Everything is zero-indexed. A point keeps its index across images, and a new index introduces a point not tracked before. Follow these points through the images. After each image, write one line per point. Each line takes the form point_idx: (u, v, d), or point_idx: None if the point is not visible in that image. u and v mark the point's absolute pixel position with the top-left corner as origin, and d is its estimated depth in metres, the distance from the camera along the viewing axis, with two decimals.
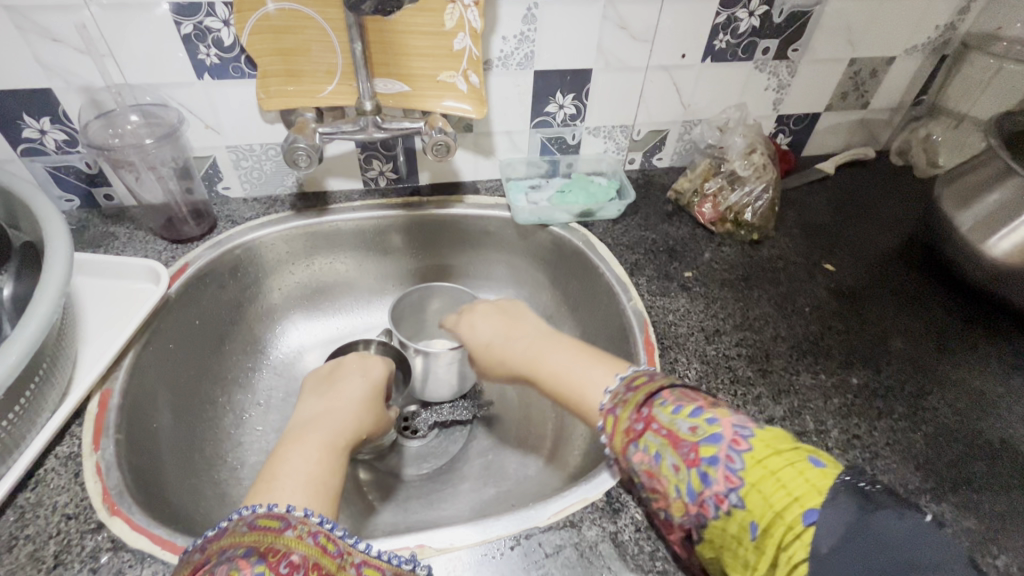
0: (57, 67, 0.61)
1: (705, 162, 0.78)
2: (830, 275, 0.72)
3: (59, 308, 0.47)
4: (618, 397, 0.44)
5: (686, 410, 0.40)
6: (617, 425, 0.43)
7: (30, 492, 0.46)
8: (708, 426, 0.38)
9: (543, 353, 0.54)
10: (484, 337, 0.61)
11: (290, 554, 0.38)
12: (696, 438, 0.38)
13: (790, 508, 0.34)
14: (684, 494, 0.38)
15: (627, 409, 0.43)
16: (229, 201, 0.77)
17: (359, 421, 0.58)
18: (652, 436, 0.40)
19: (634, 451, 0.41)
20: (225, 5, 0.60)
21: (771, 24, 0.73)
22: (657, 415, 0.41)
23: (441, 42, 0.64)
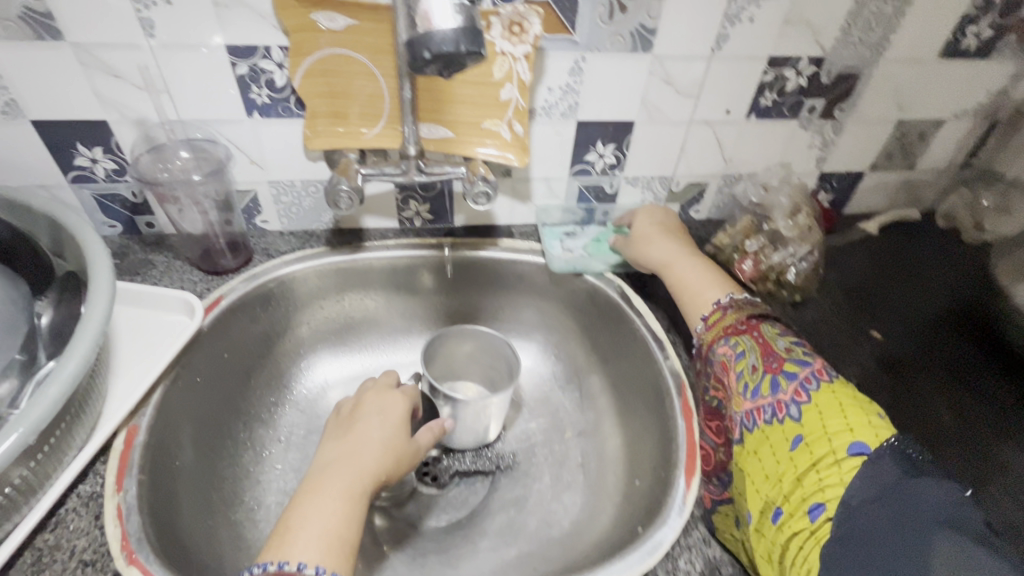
0: (114, 101, 0.62)
1: (746, 219, 0.76)
2: (875, 342, 0.70)
3: (97, 347, 0.47)
4: (734, 303, 0.62)
5: (785, 339, 0.56)
6: (720, 322, 0.61)
7: (49, 534, 0.45)
8: (798, 356, 0.54)
9: (676, 261, 0.69)
10: (645, 236, 0.72)
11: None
12: (785, 356, 0.53)
13: (841, 437, 0.46)
14: (751, 384, 0.53)
15: (737, 315, 0.60)
16: (265, 234, 0.77)
17: (379, 464, 0.56)
18: (748, 340, 0.57)
19: (725, 343, 0.58)
20: (281, 49, 0.61)
21: (819, 84, 0.72)
22: (760, 329, 0.58)
23: (488, 92, 0.64)
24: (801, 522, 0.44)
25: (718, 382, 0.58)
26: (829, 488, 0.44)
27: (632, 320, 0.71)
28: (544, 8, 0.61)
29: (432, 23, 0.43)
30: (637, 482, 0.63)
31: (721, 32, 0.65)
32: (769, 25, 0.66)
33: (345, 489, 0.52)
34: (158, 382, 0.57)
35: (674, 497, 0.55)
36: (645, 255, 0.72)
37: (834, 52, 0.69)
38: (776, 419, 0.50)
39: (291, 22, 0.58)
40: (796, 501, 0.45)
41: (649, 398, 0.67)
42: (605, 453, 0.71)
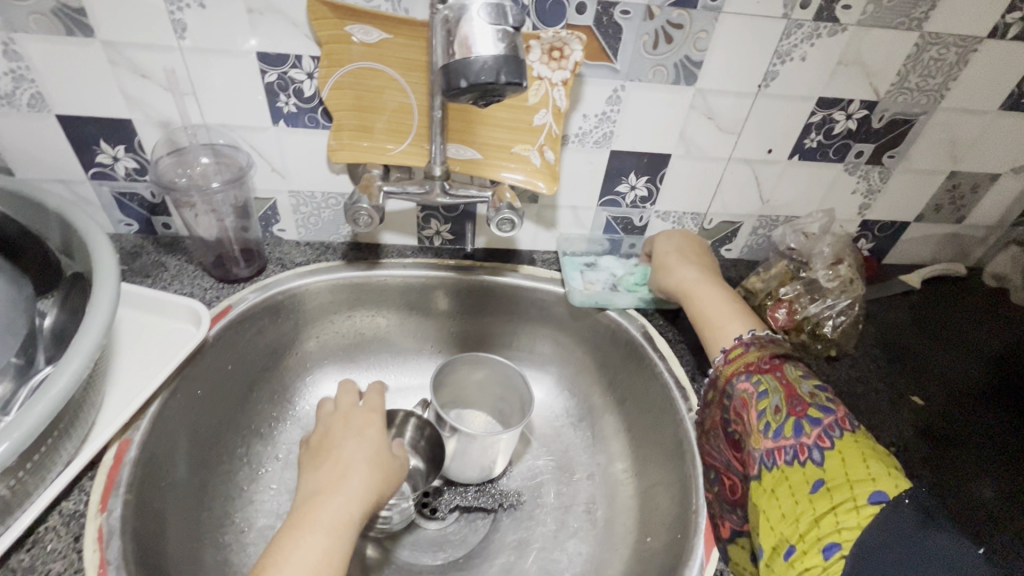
0: (140, 101, 0.61)
1: (782, 264, 0.72)
2: (915, 408, 0.65)
3: (92, 361, 0.45)
4: (758, 339, 0.56)
5: (812, 382, 0.51)
6: (741, 355, 0.55)
7: (25, 553, 0.43)
8: (823, 399, 0.49)
9: (696, 289, 0.64)
10: (669, 263, 0.68)
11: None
12: (810, 401, 0.48)
13: (863, 487, 0.42)
14: (772, 428, 0.48)
15: (759, 350, 0.55)
16: (282, 243, 0.75)
17: (372, 491, 0.52)
18: (772, 379, 0.52)
19: (745, 379, 0.53)
20: (313, 59, 0.59)
21: (869, 128, 0.68)
22: (784, 368, 0.52)
23: (522, 116, 0.62)
24: (813, 560, 0.41)
25: (736, 415, 0.53)
26: (845, 531, 0.40)
27: (654, 363, 0.67)
28: (587, 34, 0.58)
29: (472, 52, 0.40)
30: (649, 539, 0.59)
31: (770, 68, 0.62)
32: (821, 65, 0.62)
33: (342, 524, 0.49)
34: (156, 394, 0.55)
35: (691, 567, 0.51)
36: (667, 280, 0.67)
37: (888, 97, 0.66)
38: (796, 461, 0.46)
39: (324, 32, 0.57)
40: (810, 540, 0.41)
41: (666, 449, 0.62)
42: (616, 501, 0.67)
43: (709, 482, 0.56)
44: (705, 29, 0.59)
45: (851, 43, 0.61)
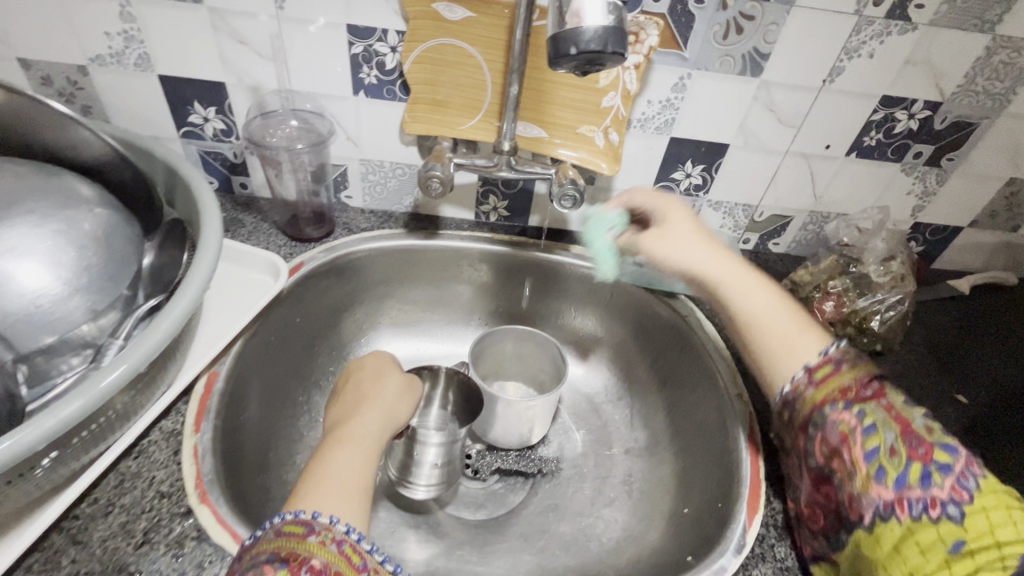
0: (235, 66, 0.66)
1: (832, 258, 0.74)
2: (960, 407, 0.66)
3: (203, 291, 0.51)
4: (846, 356, 0.51)
5: (920, 411, 0.46)
6: (831, 378, 0.50)
7: (132, 461, 0.48)
8: (943, 436, 0.43)
9: (751, 289, 0.58)
10: (659, 235, 0.63)
11: (312, 560, 0.39)
12: (932, 439, 0.43)
13: (1011, 547, 0.37)
14: (890, 479, 0.43)
15: (853, 371, 0.49)
16: (348, 209, 0.80)
17: (389, 416, 0.56)
18: (879, 411, 0.46)
19: (842, 410, 0.48)
20: (398, 34, 0.63)
21: (931, 129, 0.69)
22: (888, 396, 0.47)
23: (590, 98, 0.65)
24: None
25: (830, 450, 0.47)
26: None
27: (699, 344, 0.69)
28: (662, 20, 0.60)
29: (582, 21, 0.43)
30: (687, 510, 0.61)
31: (837, 64, 0.64)
32: (888, 63, 0.63)
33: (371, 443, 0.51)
34: (238, 335, 0.59)
35: (733, 529, 0.53)
36: (680, 263, 0.62)
37: (953, 99, 0.66)
38: (926, 516, 0.40)
39: (413, 8, 0.60)
40: None
41: (708, 427, 0.64)
42: (654, 475, 0.69)
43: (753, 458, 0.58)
44: (777, 22, 0.61)
45: (921, 41, 0.62)
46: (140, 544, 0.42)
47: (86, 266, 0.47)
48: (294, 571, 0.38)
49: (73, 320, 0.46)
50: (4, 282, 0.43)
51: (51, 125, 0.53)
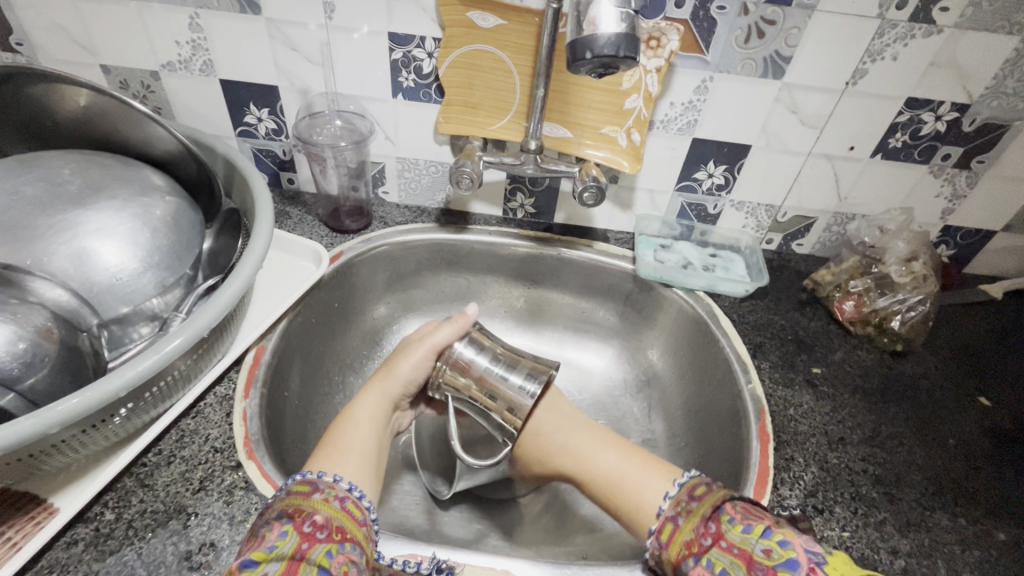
0: (287, 70, 0.72)
1: (854, 259, 0.75)
2: (984, 410, 0.65)
3: (258, 269, 0.56)
4: (680, 506, 0.47)
5: (757, 531, 0.42)
6: (676, 535, 0.46)
7: (191, 420, 0.54)
8: (784, 551, 0.39)
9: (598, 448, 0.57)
10: (546, 426, 0.60)
11: (315, 514, 0.42)
12: (772, 562, 0.39)
13: None
14: None
15: (689, 521, 0.45)
16: (385, 204, 0.85)
17: (403, 384, 0.58)
18: (719, 553, 0.42)
19: (695, 564, 0.43)
20: (434, 40, 0.68)
21: (959, 131, 0.69)
22: (724, 532, 0.43)
23: (614, 100, 0.69)
24: None
25: None
26: None
27: (717, 338, 0.71)
28: (683, 26, 0.63)
29: (597, 28, 0.47)
30: None
31: (859, 66, 0.65)
32: (912, 64, 0.64)
33: (382, 411, 0.55)
34: (284, 315, 0.65)
35: None
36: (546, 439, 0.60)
37: (982, 101, 0.66)
38: None
39: (449, 17, 0.65)
40: None
41: (722, 418, 0.66)
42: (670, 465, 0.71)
43: (763, 445, 0.58)
44: (798, 26, 0.62)
45: (946, 44, 0.62)
46: (197, 489, 0.48)
47: (157, 246, 0.53)
48: (298, 525, 0.41)
49: (146, 293, 0.52)
50: (91, 257, 0.50)
51: (129, 123, 0.60)
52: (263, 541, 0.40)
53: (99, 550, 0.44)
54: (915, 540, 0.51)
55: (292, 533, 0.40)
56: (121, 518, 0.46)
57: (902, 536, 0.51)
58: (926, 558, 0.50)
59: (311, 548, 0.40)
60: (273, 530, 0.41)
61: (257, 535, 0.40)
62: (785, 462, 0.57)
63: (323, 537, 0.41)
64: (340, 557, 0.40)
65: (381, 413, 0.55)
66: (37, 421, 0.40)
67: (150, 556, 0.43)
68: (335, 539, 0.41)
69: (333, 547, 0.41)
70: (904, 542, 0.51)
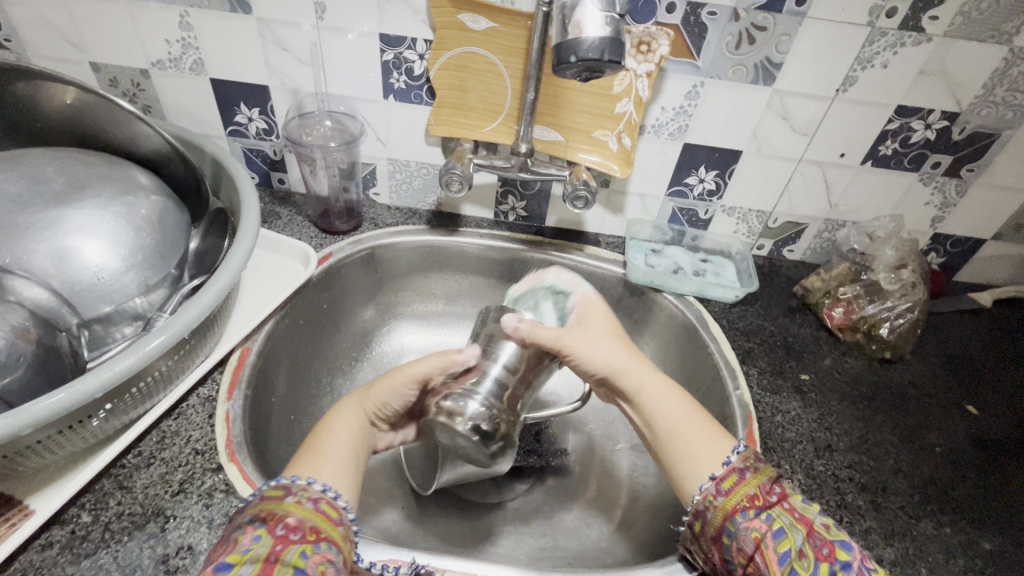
0: (279, 70, 0.72)
1: (843, 266, 0.75)
2: (970, 417, 0.65)
3: (242, 270, 0.55)
4: (748, 461, 0.48)
5: (814, 507, 0.46)
6: (742, 485, 0.46)
7: (172, 421, 0.53)
8: (837, 531, 0.44)
9: (668, 399, 0.53)
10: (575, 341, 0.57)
11: (287, 517, 0.41)
12: (830, 536, 0.44)
13: None
14: None
15: (756, 477, 0.47)
16: (376, 206, 0.85)
17: (379, 405, 0.55)
18: (782, 512, 0.44)
19: (755, 516, 0.45)
20: (426, 42, 0.68)
21: (948, 140, 0.69)
22: (789, 498, 0.46)
23: (605, 104, 0.69)
24: None
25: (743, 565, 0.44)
26: None
27: (706, 344, 0.70)
28: (674, 32, 0.63)
29: (582, 32, 0.47)
30: None
31: (849, 74, 0.65)
32: (902, 72, 0.64)
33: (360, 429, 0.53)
34: (271, 315, 0.64)
35: None
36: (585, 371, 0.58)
37: (971, 109, 0.66)
38: None
39: (440, 19, 0.65)
40: None
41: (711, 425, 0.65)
42: None
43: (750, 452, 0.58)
44: (789, 33, 0.62)
45: (935, 52, 0.62)
46: (176, 492, 0.48)
47: (141, 245, 0.52)
48: (271, 529, 0.41)
49: (128, 292, 0.52)
50: (72, 256, 0.49)
51: (117, 122, 0.60)
52: (238, 546, 0.40)
53: (74, 553, 0.43)
54: (901, 549, 0.51)
55: (265, 536, 0.40)
56: (97, 521, 0.45)
57: (887, 544, 0.51)
58: (911, 567, 0.50)
59: (284, 550, 0.40)
60: (246, 534, 0.40)
61: (230, 539, 0.40)
62: (771, 469, 0.57)
63: (296, 538, 0.40)
64: (315, 557, 0.40)
65: (359, 429, 0.53)
66: (12, 422, 0.39)
67: (126, 559, 0.43)
68: (309, 540, 0.41)
69: (307, 548, 0.40)
70: (889, 552, 0.51)
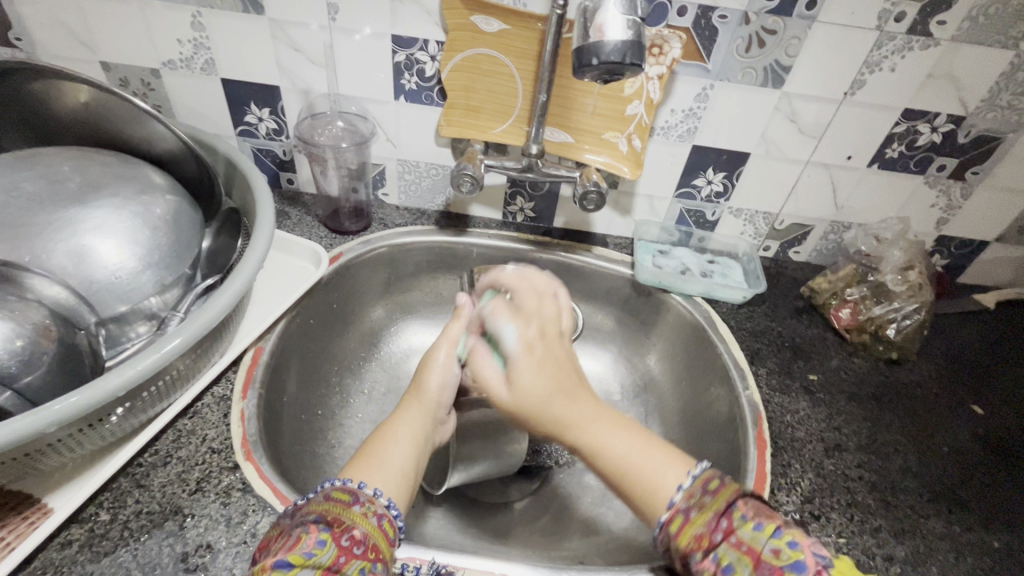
0: (291, 71, 0.72)
1: (850, 267, 0.76)
2: (976, 418, 0.65)
3: (258, 270, 0.56)
4: (692, 496, 0.44)
5: (767, 529, 0.41)
6: (687, 527, 0.43)
7: (187, 420, 0.53)
8: (792, 552, 0.39)
9: (600, 446, 0.48)
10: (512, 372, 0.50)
11: (354, 528, 0.42)
12: (780, 565, 0.38)
13: None
14: None
15: (701, 515, 0.43)
16: (384, 206, 0.85)
17: (437, 394, 0.54)
18: (728, 549, 0.41)
19: (703, 559, 0.42)
20: (438, 44, 0.68)
21: (954, 142, 0.70)
22: (736, 530, 0.41)
23: (616, 106, 0.69)
24: None
25: None
26: None
27: (715, 345, 0.71)
28: (685, 35, 0.64)
29: (603, 35, 0.48)
30: None
31: (858, 77, 0.66)
32: (910, 76, 0.65)
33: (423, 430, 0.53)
34: (283, 315, 0.65)
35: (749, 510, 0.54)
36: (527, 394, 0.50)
37: (977, 113, 0.67)
38: None
39: (453, 21, 0.65)
40: None
41: (720, 425, 0.66)
42: None
43: (761, 451, 0.58)
44: (798, 37, 0.63)
45: (942, 56, 0.63)
46: (193, 491, 0.48)
47: (157, 244, 0.53)
48: (336, 537, 0.41)
49: (145, 291, 0.52)
50: (89, 255, 0.49)
51: (131, 121, 0.60)
52: (299, 544, 0.39)
53: (93, 552, 0.43)
54: (910, 547, 0.51)
55: (329, 543, 0.40)
56: (116, 519, 0.45)
57: (898, 543, 0.52)
58: (921, 565, 0.50)
59: (347, 563, 0.39)
60: (311, 533, 0.40)
61: (293, 535, 0.40)
62: (782, 469, 0.57)
63: (359, 552, 0.41)
64: None
65: (421, 433, 0.52)
66: (35, 420, 0.40)
67: (145, 557, 0.43)
68: (370, 557, 0.41)
69: (367, 565, 0.40)
70: (900, 550, 0.51)
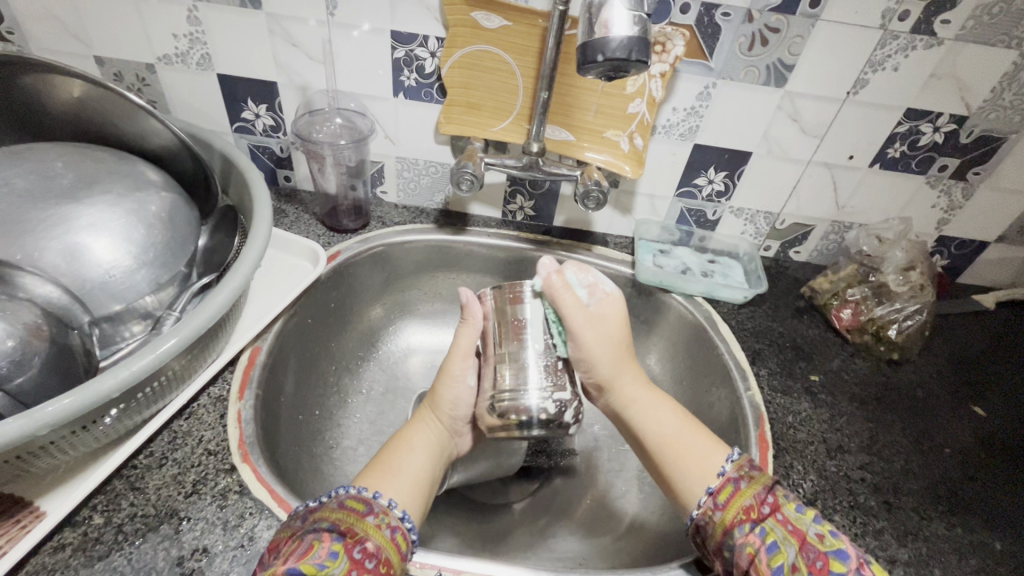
0: (289, 68, 0.71)
1: (851, 268, 0.76)
2: (977, 418, 0.65)
3: (256, 268, 0.55)
4: (742, 471, 0.48)
5: (811, 515, 0.44)
6: (736, 498, 0.46)
7: (183, 421, 0.52)
8: (834, 539, 0.43)
9: (657, 413, 0.55)
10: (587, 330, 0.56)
11: (367, 541, 0.41)
12: (825, 548, 0.42)
13: None
14: None
15: (751, 487, 0.47)
16: (383, 204, 0.84)
17: (452, 408, 0.56)
18: (776, 525, 0.44)
19: (749, 530, 0.44)
20: (438, 40, 0.67)
21: (957, 142, 0.69)
22: (782, 507, 0.45)
23: (618, 104, 0.69)
24: None
25: None
26: None
27: (716, 345, 0.71)
28: (688, 32, 0.63)
29: (609, 31, 0.47)
30: None
31: (861, 76, 0.65)
32: (914, 76, 0.64)
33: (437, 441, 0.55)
34: (280, 314, 0.64)
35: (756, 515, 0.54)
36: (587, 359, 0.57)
37: (980, 113, 0.67)
38: None
39: (454, 17, 0.64)
40: None
41: (721, 425, 0.65)
42: None
43: (762, 452, 0.58)
44: (802, 35, 0.62)
45: (946, 55, 0.63)
46: (189, 493, 0.47)
47: (152, 242, 0.52)
48: (348, 548, 0.40)
49: (140, 290, 0.51)
50: (82, 253, 0.48)
51: (126, 117, 0.59)
52: (311, 552, 0.39)
53: (87, 556, 0.42)
54: (913, 549, 0.51)
55: (342, 555, 0.39)
56: (110, 522, 0.44)
57: (900, 545, 0.51)
58: (924, 567, 0.50)
59: None
60: (324, 542, 0.40)
61: (307, 540, 0.40)
62: (784, 470, 0.57)
63: (371, 566, 0.40)
64: None
65: (435, 444, 0.54)
66: (27, 422, 0.39)
67: (140, 561, 0.42)
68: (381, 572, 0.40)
69: None
70: (903, 552, 0.51)
